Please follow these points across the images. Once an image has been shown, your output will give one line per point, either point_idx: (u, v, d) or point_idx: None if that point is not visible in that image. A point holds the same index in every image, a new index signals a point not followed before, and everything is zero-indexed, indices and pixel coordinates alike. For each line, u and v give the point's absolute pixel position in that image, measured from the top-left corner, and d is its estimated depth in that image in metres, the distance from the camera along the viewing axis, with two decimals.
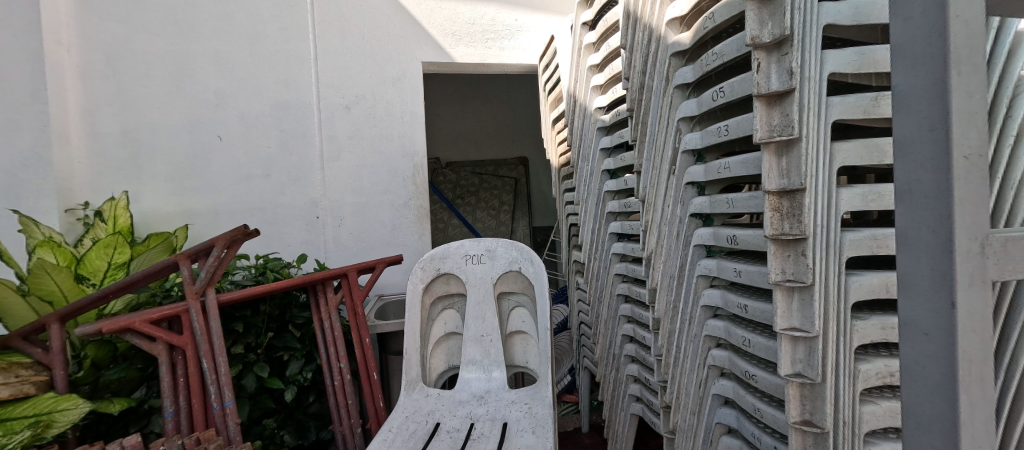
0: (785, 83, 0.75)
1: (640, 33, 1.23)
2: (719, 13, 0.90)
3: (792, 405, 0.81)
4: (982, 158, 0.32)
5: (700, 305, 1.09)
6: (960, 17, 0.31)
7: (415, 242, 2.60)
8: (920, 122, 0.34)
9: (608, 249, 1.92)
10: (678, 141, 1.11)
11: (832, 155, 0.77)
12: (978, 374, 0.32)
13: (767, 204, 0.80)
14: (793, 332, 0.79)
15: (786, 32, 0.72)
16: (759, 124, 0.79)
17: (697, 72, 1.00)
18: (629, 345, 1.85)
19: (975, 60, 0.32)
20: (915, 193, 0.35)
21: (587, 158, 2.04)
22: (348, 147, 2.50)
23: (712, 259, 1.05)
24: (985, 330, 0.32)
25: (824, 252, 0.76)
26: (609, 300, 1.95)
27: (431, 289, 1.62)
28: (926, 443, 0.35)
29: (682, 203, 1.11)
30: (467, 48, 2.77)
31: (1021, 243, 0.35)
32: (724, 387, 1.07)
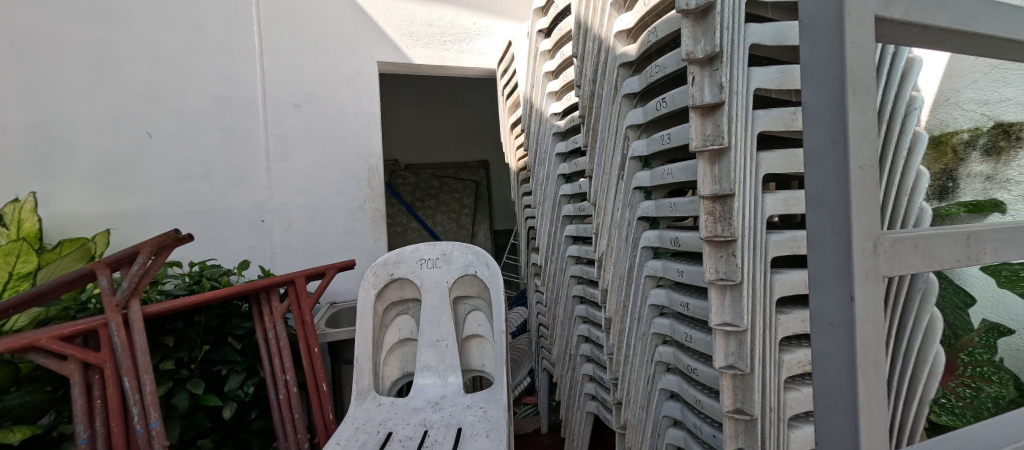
0: (716, 96, 0.80)
1: (591, 43, 1.28)
2: (661, 28, 0.95)
3: (725, 395, 0.87)
4: (872, 168, 0.36)
5: (648, 304, 1.15)
6: (854, 44, 0.36)
7: (370, 246, 2.53)
8: (824, 134, 0.38)
9: (564, 252, 1.97)
10: (626, 148, 1.16)
11: (757, 164, 0.84)
12: (872, 359, 0.37)
13: (702, 208, 0.86)
14: (725, 327, 0.85)
15: (716, 50, 0.77)
16: (694, 134, 0.84)
17: (643, 83, 1.06)
18: (584, 345, 1.90)
19: (863, 83, 0.36)
20: (820, 198, 0.39)
21: (544, 163, 2.08)
22: (297, 147, 2.38)
23: (658, 260, 1.11)
24: (876, 319, 0.36)
25: (751, 252, 0.83)
26: (565, 301, 1.99)
27: (384, 295, 1.58)
28: (833, 423, 0.39)
29: (630, 207, 1.16)
30: (425, 49, 2.74)
31: (907, 243, 0.39)
32: (670, 381, 1.13)
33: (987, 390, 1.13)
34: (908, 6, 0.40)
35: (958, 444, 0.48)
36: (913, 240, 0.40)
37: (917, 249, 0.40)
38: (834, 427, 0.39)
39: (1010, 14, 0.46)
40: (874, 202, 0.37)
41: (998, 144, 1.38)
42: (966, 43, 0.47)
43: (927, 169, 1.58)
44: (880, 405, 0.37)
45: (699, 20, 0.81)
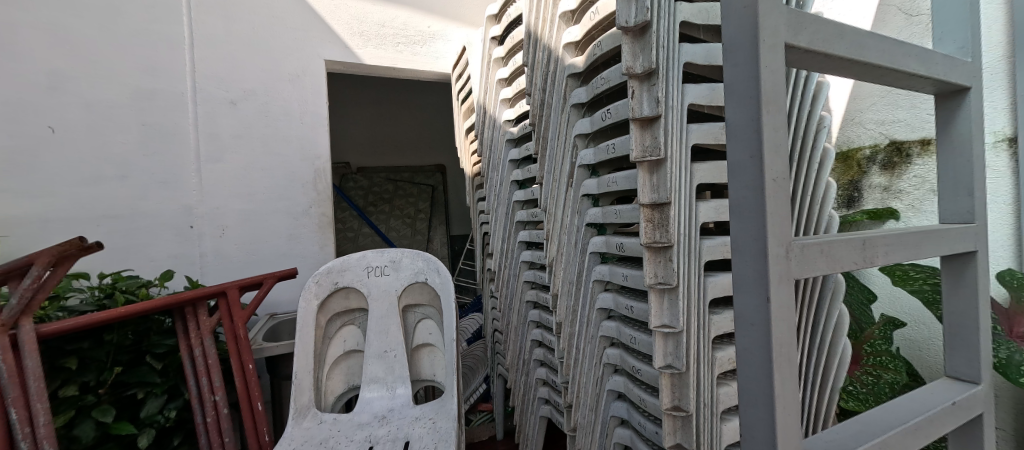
0: (653, 109, 0.85)
1: (540, 53, 1.31)
2: (606, 43, 0.99)
3: (664, 393, 0.91)
4: (783, 182, 0.40)
5: (596, 308, 1.18)
6: (767, 68, 0.39)
7: (315, 253, 2.40)
8: (742, 149, 0.42)
9: (518, 257, 1.98)
10: (575, 157, 1.19)
11: (692, 173, 0.90)
12: (785, 355, 0.40)
13: (642, 215, 0.90)
14: (663, 329, 0.89)
15: (653, 66, 0.82)
16: (634, 145, 0.88)
17: (590, 94, 1.10)
18: (537, 349, 1.92)
19: (774, 102, 0.40)
20: (740, 207, 0.42)
21: (497, 169, 2.09)
22: (233, 147, 2.22)
23: (605, 265, 1.15)
24: (788, 318, 0.40)
25: (686, 257, 0.88)
26: (519, 307, 1.99)
27: (327, 306, 1.51)
28: (754, 416, 0.42)
29: (579, 214, 1.19)
30: (376, 50, 2.66)
31: (815, 248, 0.44)
32: (617, 382, 1.17)
33: (885, 376, 1.26)
34: (813, 35, 0.45)
35: (859, 427, 0.54)
36: (819, 246, 0.44)
37: (822, 254, 0.45)
38: (755, 423, 0.42)
39: (893, 47, 0.54)
40: (784, 212, 0.40)
41: (892, 160, 1.57)
42: (860, 71, 0.54)
43: (838, 180, 1.77)
44: (792, 397, 0.41)
45: (638, 37, 0.85)
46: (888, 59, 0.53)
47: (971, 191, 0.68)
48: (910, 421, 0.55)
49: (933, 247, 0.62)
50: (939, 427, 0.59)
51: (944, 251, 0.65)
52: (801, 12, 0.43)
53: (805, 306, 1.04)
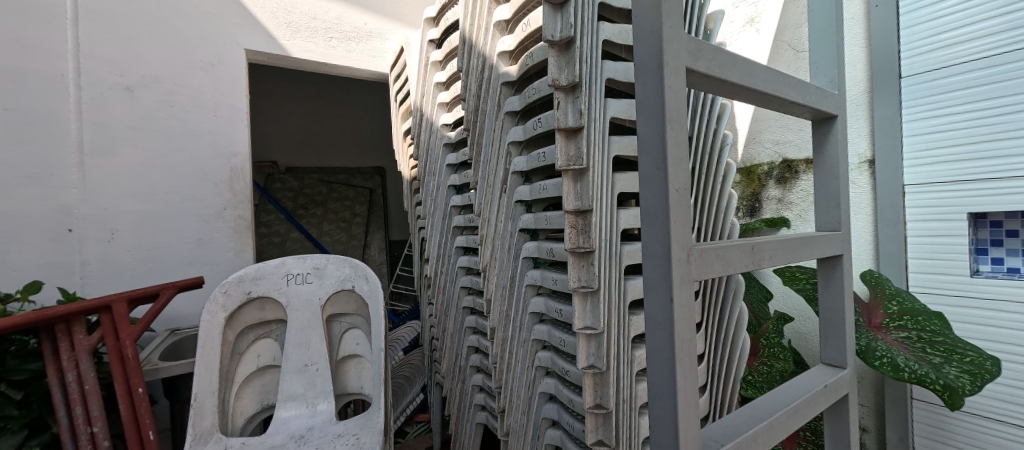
0: (577, 121, 0.89)
1: (475, 60, 1.32)
2: (536, 54, 1.02)
3: (588, 393, 0.95)
4: (683, 193, 0.44)
5: (528, 311, 1.21)
6: (671, 89, 0.43)
7: (230, 260, 2.17)
8: (650, 161, 0.45)
9: (454, 263, 1.95)
10: (509, 163, 1.21)
11: (613, 182, 0.96)
12: (686, 350, 0.44)
13: (567, 222, 0.93)
14: (586, 330, 0.93)
15: (577, 80, 0.86)
16: (560, 154, 0.91)
17: (522, 103, 1.12)
18: (473, 355, 1.89)
19: (676, 119, 0.44)
20: (648, 214, 0.45)
21: (434, 173, 2.06)
22: (128, 140, 1.94)
23: (537, 269, 1.18)
24: (687, 316, 0.44)
25: (607, 261, 0.94)
26: (455, 314, 1.97)
27: (237, 318, 1.38)
28: (661, 409, 0.45)
29: (512, 219, 1.21)
30: (306, 43, 2.50)
31: (712, 253, 0.49)
32: (548, 385, 1.20)
33: (777, 365, 1.43)
34: (710, 62, 0.50)
35: (751, 412, 0.61)
36: (715, 251, 0.49)
37: (718, 258, 0.50)
38: (663, 416, 0.45)
39: (776, 79, 0.62)
40: (685, 220, 0.44)
41: (785, 175, 1.80)
42: (749, 96, 0.61)
43: (743, 193, 1.98)
44: (691, 388, 0.45)
45: (563, 52, 0.88)
46: (771, 87, 0.61)
47: (838, 204, 0.81)
48: (791, 404, 0.62)
49: (809, 251, 0.72)
50: (813, 407, 0.68)
51: (817, 254, 0.75)
52: (699, 41, 0.48)
53: (707, 304, 1.17)
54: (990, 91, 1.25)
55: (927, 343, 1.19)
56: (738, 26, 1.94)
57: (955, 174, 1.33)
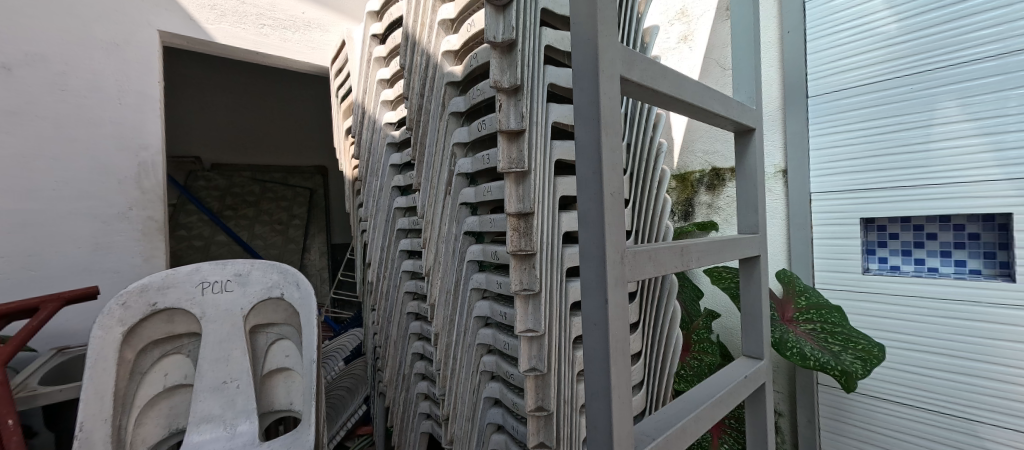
0: (519, 124, 0.89)
1: (419, 57, 1.29)
2: (479, 56, 1.01)
3: (529, 396, 0.96)
4: (616, 197, 0.45)
5: (473, 316, 1.19)
6: (606, 95, 0.45)
7: (136, 267, 1.93)
8: (587, 165, 0.46)
9: (398, 267, 1.88)
10: (453, 165, 1.19)
11: (555, 186, 0.98)
12: (619, 349, 0.45)
13: (509, 225, 0.93)
14: (527, 333, 0.94)
15: (518, 82, 0.86)
16: (502, 156, 0.90)
17: (467, 104, 1.11)
18: (418, 362, 1.82)
19: (610, 126, 0.45)
20: (585, 217, 0.46)
21: (378, 174, 1.98)
22: (4, 127, 1.66)
23: (482, 273, 1.16)
24: (619, 317, 0.45)
25: (548, 263, 0.95)
26: (399, 319, 1.90)
27: (139, 333, 1.22)
28: (597, 411, 0.46)
29: (456, 222, 1.19)
30: (233, 28, 2.29)
31: (644, 255, 0.50)
32: (493, 389, 1.18)
33: (705, 359, 1.53)
34: (642, 73, 0.52)
35: (681, 405, 0.64)
36: (647, 252, 0.51)
37: (650, 260, 0.52)
38: (598, 416, 0.46)
39: (702, 92, 0.66)
40: (619, 223, 0.46)
41: (714, 182, 1.95)
42: (679, 107, 0.65)
43: (678, 198, 2.11)
44: (624, 387, 0.46)
45: (505, 54, 0.88)
46: (697, 101, 0.65)
47: (756, 209, 0.88)
48: (715, 395, 0.66)
49: (732, 252, 0.78)
50: (735, 397, 0.74)
51: (738, 255, 0.81)
52: (633, 52, 0.50)
53: (643, 302, 1.24)
54: (879, 112, 1.43)
55: (828, 334, 1.34)
56: (673, 42, 2.07)
57: (852, 184, 1.50)
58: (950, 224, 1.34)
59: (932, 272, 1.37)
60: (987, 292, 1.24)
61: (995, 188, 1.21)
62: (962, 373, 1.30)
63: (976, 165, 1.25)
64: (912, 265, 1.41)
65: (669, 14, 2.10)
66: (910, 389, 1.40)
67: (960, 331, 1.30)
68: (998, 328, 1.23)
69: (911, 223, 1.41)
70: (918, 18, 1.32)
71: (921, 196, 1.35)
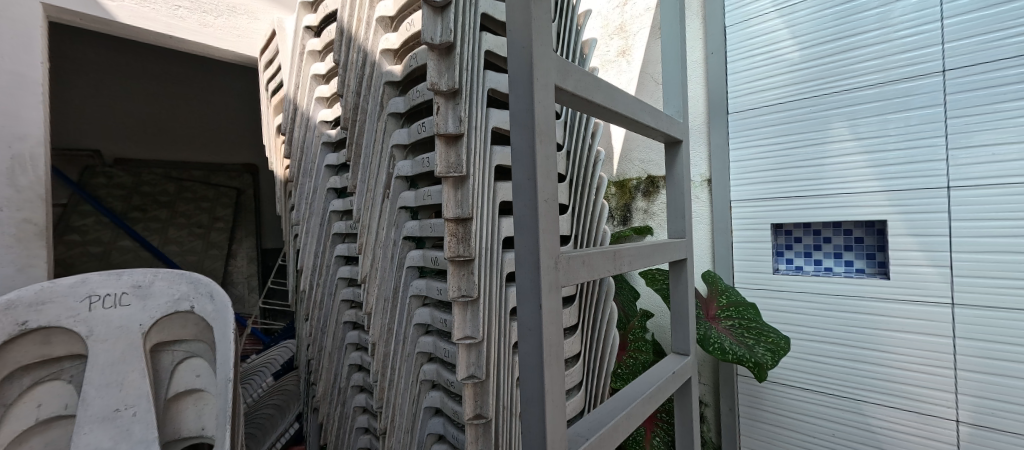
0: (457, 127, 0.88)
1: (355, 54, 1.23)
2: (419, 56, 0.99)
3: (467, 403, 0.94)
4: (550, 203, 0.46)
5: (413, 324, 1.15)
6: (540, 103, 0.45)
7: (7, 279, 1.63)
8: (522, 170, 0.46)
9: (334, 274, 1.77)
10: (392, 167, 1.14)
11: (495, 191, 0.98)
12: (553, 352, 0.46)
13: (447, 229, 0.91)
14: (465, 340, 0.93)
15: (456, 86, 0.85)
16: (439, 161, 0.89)
17: (407, 105, 1.07)
18: (355, 374, 1.72)
19: (544, 132, 0.46)
20: (520, 222, 0.46)
21: (311, 175, 1.86)
22: None
23: (423, 279, 1.13)
24: (553, 320, 0.46)
25: (486, 269, 0.94)
26: (334, 329, 1.78)
27: (3, 358, 1.05)
28: (531, 415, 0.46)
29: (395, 226, 1.14)
30: (139, 7, 2.05)
31: (578, 259, 0.52)
32: (434, 398, 1.15)
33: (640, 357, 1.62)
34: (576, 83, 0.54)
35: (615, 404, 0.66)
36: (581, 257, 0.52)
37: (583, 264, 0.53)
38: (532, 420, 0.46)
39: (634, 105, 0.70)
40: (552, 228, 0.46)
41: (649, 189, 2.06)
42: (613, 117, 0.68)
43: (617, 203, 2.21)
44: (557, 390, 0.47)
45: (442, 57, 0.86)
46: (629, 112, 0.68)
47: (683, 216, 0.95)
48: (646, 391, 0.70)
49: (662, 256, 0.83)
50: (665, 392, 0.78)
51: (668, 259, 0.86)
52: (567, 63, 0.51)
53: (583, 304, 1.29)
54: (786, 129, 1.60)
55: (744, 329, 1.47)
56: (612, 55, 2.18)
57: (764, 193, 1.66)
58: (841, 229, 1.53)
59: (827, 271, 1.56)
60: (869, 288, 1.45)
61: (875, 199, 1.41)
62: (851, 360, 1.49)
63: (859, 179, 1.45)
64: (812, 265, 1.59)
65: (608, 28, 2.20)
66: (812, 376, 1.58)
67: (849, 322, 1.49)
68: (877, 318, 1.43)
69: (811, 228, 1.59)
70: (816, 48, 1.51)
71: (819, 204, 1.53)
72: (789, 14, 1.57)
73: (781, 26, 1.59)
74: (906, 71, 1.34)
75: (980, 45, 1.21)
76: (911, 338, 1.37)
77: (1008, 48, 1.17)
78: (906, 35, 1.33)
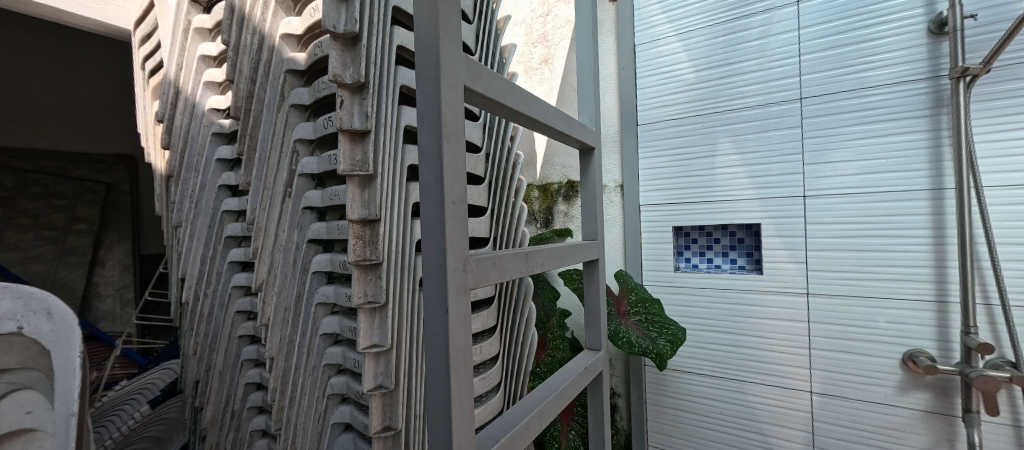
0: (363, 123, 0.84)
1: (251, 38, 1.11)
2: (324, 44, 0.92)
3: (374, 416, 0.90)
4: (458, 205, 0.45)
5: (319, 334, 1.06)
6: (448, 104, 0.44)
7: None
8: (429, 171, 0.45)
9: (228, 282, 1.56)
10: (294, 164, 1.05)
11: (407, 192, 0.95)
12: (461, 356, 0.45)
13: (352, 232, 0.86)
14: (372, 349, 0.88)
15: (362, 79, 0.81)
16: (343, 158, 0.83)
17: (312, 97, 0.99)
18: (254, 394, 1.54)
19: (452, 132, 0.45)
20: (428, 225, 0.44)
21: (198, 170, 1.63)
22: None
23: (331, 285, 1.04)
24: (462, 323, 0.45)
25: (395, 275, 0.91)
26: (226, 345, 1.57)
27: None
28: (440, 423, 0.45)
29: (299, 229, 1.05)
30: None
31: (488, 262, 0.52)
32: (343, 413, 1.06)
33: (557, 355, 1.68)
34: (487, 86, 0.54)
35: (528, 402, 0.67)
36: (491, 259, 0.52)
37: (494, 266, 0.53)
38: (439, 428, 0.45)
39: (546, 110, 0.72)
40: (462, 231, 0.46)
41: (569, 193, 2.16)
42: (526, 122, 0.69)
43: (540, 206, 2.27)
44: (466, 395, 0.47)
45: (348, 48, 0.82)
46: (543, 118, 0.71)
47: (596, 219, 1.00)
48: (557, 388, 0.72)
49: (575, 257, 0.86)
50: (576, 387, 0.82)
51: (581, 259, 0.91)
52: (477, 64, 0.51)
53: (501, 305, 1.30)
54: (684, 141, 1.79)
55: (649, 323, 1.60)
56: (535, 62, 2.24)
57: (667, 199, 1.83)
58: (728, 232, 1.74)
59: (717, 268, 1.77)
60: (748, 283, 1.66)
61: (752, 206, 1.64)
62: (735, 346, 1.70)
63: (740, 188, 1.66)
64: (705, 263, 1.79)
65: (531, 37, 2.26)
66: (704, 363, 1.77)
67: (733, 313, 1.70)
68: (754, 309, 1.65)
69: (705, 231, 1.79)
70: (708, 71, 1.71)
71: (711, 210, 1.73)
72: (686, 39, 1.76)
73: (680, 49, 1.77)
74: (776, 97, 1.58)
75: (827, 79, 1.48)
76: (780, 324, 1.61)
77: (846, 83, 1.45)
78: (775, 66, 1.57)
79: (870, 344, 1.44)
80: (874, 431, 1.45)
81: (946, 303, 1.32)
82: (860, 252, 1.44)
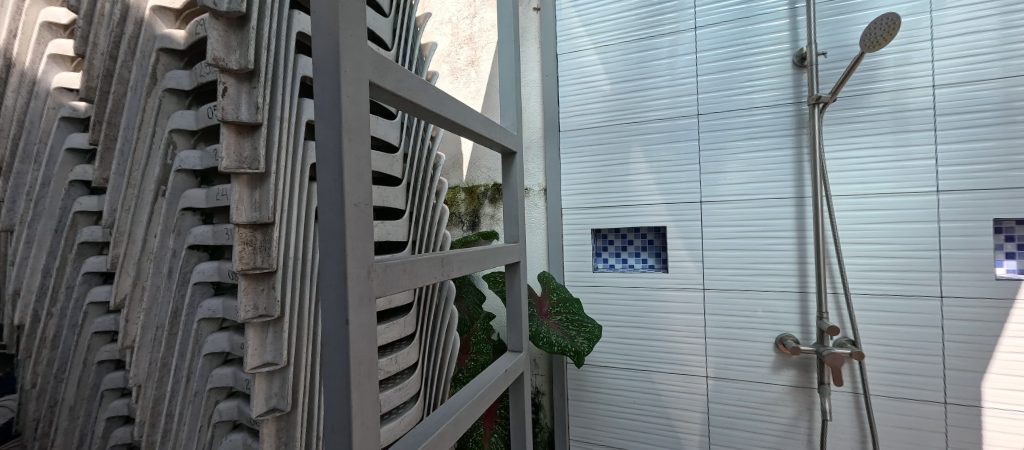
0: (252, 116, 0.76)
1: (114, 8, 0.94)
2: (206, 23, 0.80)
3: (266, 443, 0.82)
4: (362, 207, 0.42)
5: (202, 355, 0.92)
6: (350, 98, 0.41)
7: None
8: (328, 170, 0.40)
9: (83, 298, 1.30)
10: (171, 157, 0.90)
11: (309, 192, 0.87)
12: (364, 370, 0.42)
13: (238, 237, 0.77)
14: (261, 368, 0.79)
15: (251, 66, 0.73)
16: (226, 152, 0.74)
17: (194, 82, 0.87)
18: (120, 429, 1.30)
19: (354, 129, 0.41)
20: (325, 229, 0.40)
21: (39, 161, 1.33)
22: None
23: (219, 298, 0.91)
24: (365, 333, 0.42)
25: (292, 285, 0.82)
26: (81, 373, 1.31)
27: None
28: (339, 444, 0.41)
29: (176, 233, 0.90)
30: None
31: (397, 268, 0.49)
32: (234, 442, 0.93)
33: (481, 358, 1.66)
34: (396, 82, 0.50)
35: (444, 410, 0.65)
36: (400, 265, 0.49)
37: (403, 272, 0.50)
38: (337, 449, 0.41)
39: (464, 111, 0.70)
40: (366, 237, 0.42)
41: (495, 196, 2.17)
42: (444, 122, 0.67)
43: (465, 209, 2.25)
44: (371, 410, 0.43)
45: (235, 29, 0.74)
46: (460, 119, 0.69)
47: (517, 221, 1.01)
48: (475, 394, 0.71)
49: (495, 260, 0.86)
50: (495, 390, 0.81)
51: (501, 262, 0.91)
52: (385, 60, 0.48)
53: (420, 311, 1.25)
54: (600, 148, 1.90)
55: (569, 322, 1.66)
56: (458, 63, 2.22)
57: (585, 202, 1.93)
58: (640, 233, 1.89)
59: (630, 267, 1.90)
60: (655, 281, 1.81)
61: (658, 210, 1.79)
62: (645, 340, 1.84)
63: (648, 193, 1.81)
64: (620, 263, 1.91)
65: (454, 38, 2.24)
66: (618, 357, 1.89)
67: (644, 309, 1.84)
68: (661, 304, 1.81)
69: (620, 232, 1.92)
70: (620, 84, 1.84)
71: (622, 213, 1.85)
72: (602, 52, 1.87)
73: (597, 62, 1.88)
74: (678, 112, 1.75)
75: (718, 99, 1.68)
76: (682, 317, 1.77)
77: (733, 103, 1.65)
78: (676, 84, 1.74)
79: (752, 331, 1.65)
80: (755, 406, 1.66)
81: (807, 292, 1.56)
82: (745, 251, 1.65)
